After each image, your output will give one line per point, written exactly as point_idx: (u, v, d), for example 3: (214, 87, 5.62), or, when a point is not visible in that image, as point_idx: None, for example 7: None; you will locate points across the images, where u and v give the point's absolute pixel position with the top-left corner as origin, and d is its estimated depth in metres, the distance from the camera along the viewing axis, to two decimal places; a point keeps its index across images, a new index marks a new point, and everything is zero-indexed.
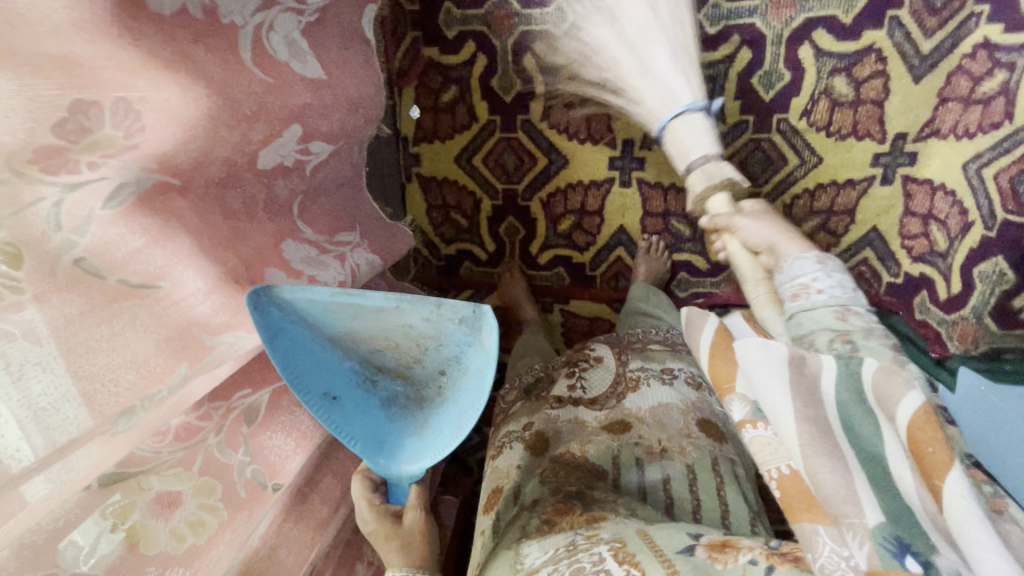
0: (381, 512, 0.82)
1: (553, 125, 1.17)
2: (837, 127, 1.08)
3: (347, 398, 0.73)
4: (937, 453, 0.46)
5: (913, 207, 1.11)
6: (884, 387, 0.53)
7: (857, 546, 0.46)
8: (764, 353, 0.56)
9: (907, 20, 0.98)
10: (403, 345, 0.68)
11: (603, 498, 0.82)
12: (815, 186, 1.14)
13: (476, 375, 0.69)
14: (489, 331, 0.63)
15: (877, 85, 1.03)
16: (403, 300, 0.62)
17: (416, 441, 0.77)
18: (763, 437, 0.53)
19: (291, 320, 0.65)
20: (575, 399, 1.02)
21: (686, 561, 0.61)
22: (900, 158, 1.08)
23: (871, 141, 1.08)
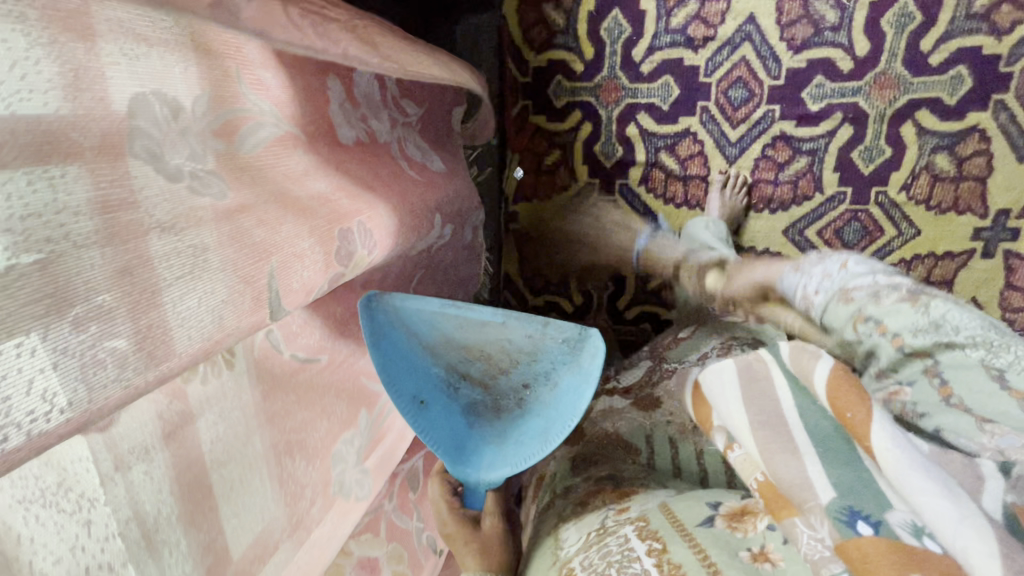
0: (460, 516, 0.73)
1: (650, 189, 1.21)
2: (938, 201, 1.10)
3: (433, 404, 0.68)
4: (857, 416, 0.48)
5: (1014, 281, 1.12)
6: (796, 362, 0.54)
7: (821, 525, 0.45)
8: (716, 377, 0.58)
9: (1012, 105, 1.01)
10: (497, 356, 0.65)
11: (634, 477, 0.83)
12: (913, 257, 1.15)
13: (570, 393, 0.64)
14: (593, 354, 0.61)
15: (981, 163, 1.06)
16: (511, 314, 0.60)
17: (491, 453, 0.70)
18: (740, 456, 0.54)
19: (388, 320, 0.63)
20: (610, 392, 1.06)
21: (704, 531, 0.59)
22: (1002, 233, 1.10)
23: (973, 215, 1.10)
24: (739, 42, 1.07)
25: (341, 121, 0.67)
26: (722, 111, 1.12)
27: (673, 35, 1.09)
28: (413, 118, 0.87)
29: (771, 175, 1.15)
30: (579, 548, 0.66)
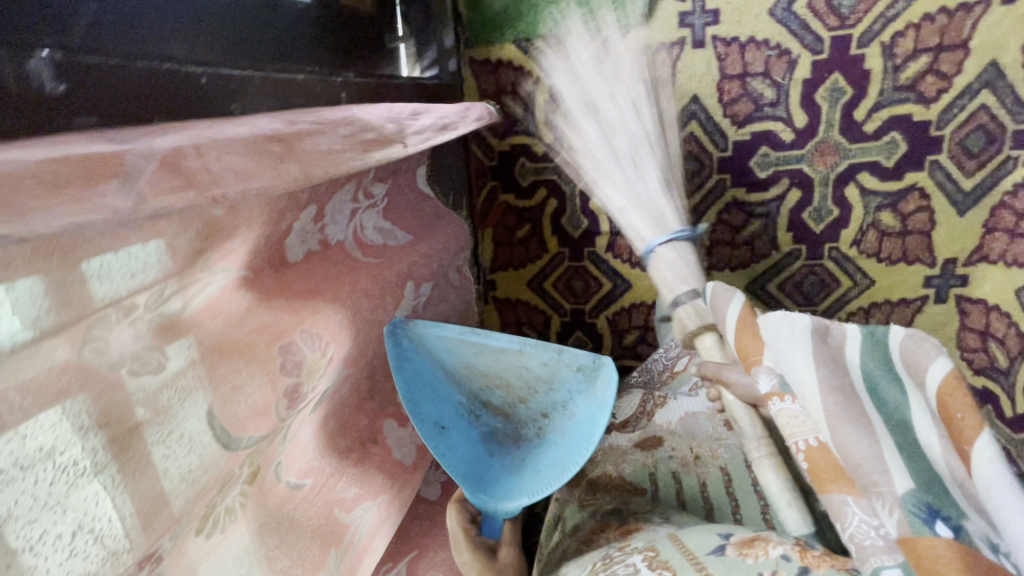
0: (478, 544, 0.82)
1: (616, 254, 1.29)
2: (887, 254, 1.16)
3: (454, 430, 0.83)
4: (965, 416, 0.44)
5: (969, 323, 1.16)
6: (907, 356, 0.48)
7: (887, 513, 0.47)
8: (784, 326, 0.55)
9: (946, 164, 1.07)
10: (515, 384, 0.80)
11: (638, 511, 0.89)
12: (870, 305, 1.21)
13: (584, 421, 0.77)
14: (606, 381, 0.74)
15: (923, 217, 1.12)
16: (526, 343, 0.75)
17: (509, 479, 0.81)
18: (790, 410, 0.54)
19: (418, 352, 0.82)
20: (610, 427, 1.05)
21: (716, 560, 0.63)
22: (952, 280, 1.15)
23: (922, 265, 1.15)
24: (687, 121, 1.15)
25: (292, 241, 0.75)
26: None
27: None
28: (379, 197, 0.95)
29: (728, 237, 1.22)
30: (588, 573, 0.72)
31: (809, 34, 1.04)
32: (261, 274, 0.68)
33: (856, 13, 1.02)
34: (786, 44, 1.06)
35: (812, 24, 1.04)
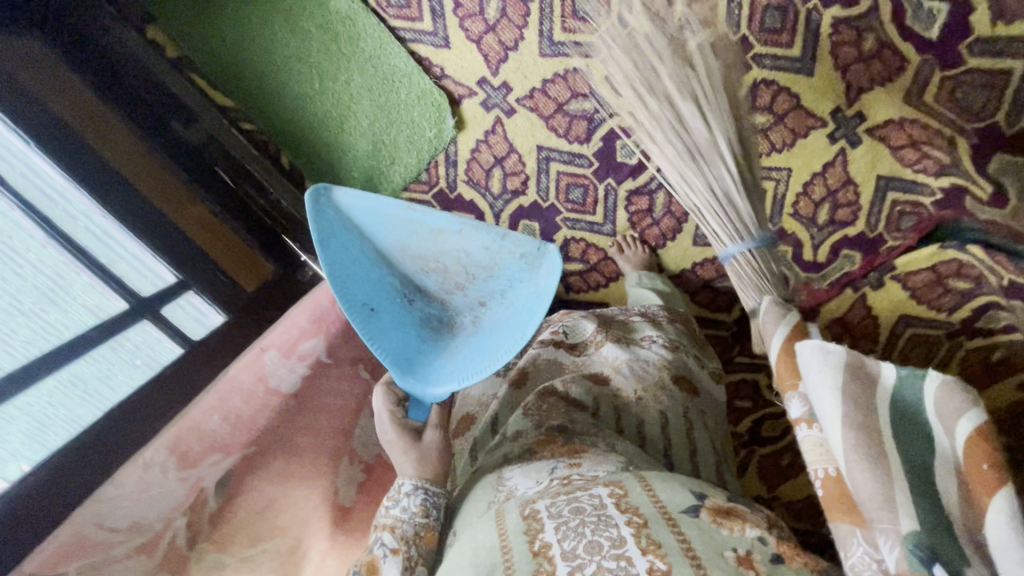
0: (403, 426, 0.82)
1: (578, 289, 1.40)
2: (780, 142, 1.21)
3: (382, 310, 0.84)
4: (993, 470, 0.43)
5: (895, 143, 1.13)
6: (940, 404, 0.47)
7: (888, 549, 0.46)
8: (819, 356, 0.51)
9: (765, 51, 1.13)
10: (452, 268, 0.84)
11: (583, 431, 0.83)
12: (803, 186, 1.23)
13: (521, 309, 0.81)
14: (547, 272, 0.79)
15: (784, 97, 1.16)
16: (467, 223, 0.80)
17: (441, 364, 0.83)
18: (815, 437, 0.54)
19: (345, 224, 0.83)
20: (557, 343, 1.03)
21: (689, 522, 0.58)
22: (852, 122, 1.15)
23: (817, 129, 1.18)
24: (546, 164, 1.26)
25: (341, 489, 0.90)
26: (576, 212, 1.31)
27: (501, 198, 1.31)
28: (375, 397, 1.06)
29: (648, 220, 1.29)
30: (542, 493, 0.67)
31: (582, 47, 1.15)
32: (334, 535, 0.86)
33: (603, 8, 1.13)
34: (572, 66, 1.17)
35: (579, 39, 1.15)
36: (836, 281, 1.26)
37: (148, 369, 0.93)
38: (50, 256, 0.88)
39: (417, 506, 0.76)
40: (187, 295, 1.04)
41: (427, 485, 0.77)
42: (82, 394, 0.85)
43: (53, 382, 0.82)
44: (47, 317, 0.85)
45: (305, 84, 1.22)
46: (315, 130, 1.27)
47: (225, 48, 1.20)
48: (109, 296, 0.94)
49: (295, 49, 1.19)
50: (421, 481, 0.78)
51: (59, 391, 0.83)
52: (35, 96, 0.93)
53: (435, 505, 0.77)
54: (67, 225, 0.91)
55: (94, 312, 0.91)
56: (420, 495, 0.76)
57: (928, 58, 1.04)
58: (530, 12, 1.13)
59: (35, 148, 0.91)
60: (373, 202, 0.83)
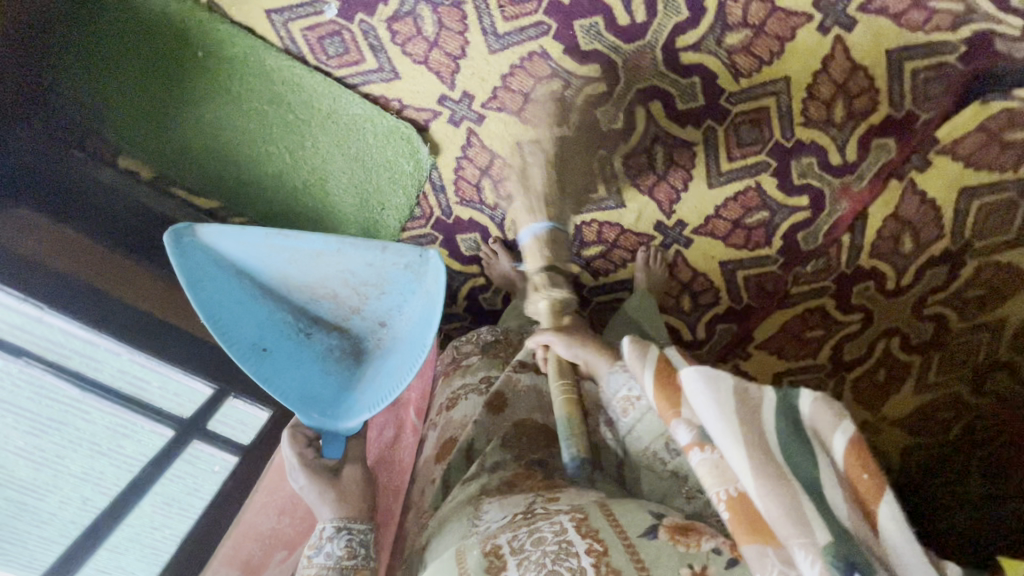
0: (317, 467, 0.84)
1: (604, 273, 1.31)
2: (768, 52, 1.11)
3: (277, 350, 0.88)
4: (874, 478, 0.46)
5: (896, 11, 1.06)
6: (818, 418, 0.49)
7: (808, 564, 0.45)
8: (709, 385, 0.50)
9: None
10: (342, 293, 0.87)
11: (560, 466, 0.82)
12: (808, 89, 1.13)
13: (421, 320, 0.88)
14: (435, 277, 0.84)
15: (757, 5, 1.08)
16: (345, 244, 0.82)
17: (350, 397, 0.90)
18: (715, 460, 0.52)
19: (218, 264, 0.84)
20: (537, 368, 0.97)
21: (650, 546, 0.55)
22: (839, 6, 1.06)
23: (803, 26, 1.08)
24: None
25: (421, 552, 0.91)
26: None
27: (498, 207, 1.25)
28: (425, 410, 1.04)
29: (654, 178, 1.21)
30: (506, 527, 0.62)
31: (530, 30, 1.10)
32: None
33: None
34: (526, 52, 1.11)
35: (524, 23, 1.09)
36: (877, 175, 1.16)
37: (220, 472, 0.98)
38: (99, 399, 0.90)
39: (342, 549, 0.76)
40: (233, 395, 1.05)
41: (350, 526, 0.78)
42: (176, 511, 0.91)
43: (150, 507, 0.88)
44: (125, 451, 0.89)
45: (276, 161, 1.22)
46: (299, 202, 1.25)
47: (193, 154, 1.21)
48: (156, 429, 0.94)
49: (255, 132, 1.19)
50: (341, 521, 0.78)
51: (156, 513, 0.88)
52: (39, 262, 0.96)
53: (360, 543, 0.77)
54: (99, 375, 0.92)
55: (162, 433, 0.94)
56: (343, 537, 0.77)
57: None
58: (467, 15, 1.09)
59: (49, 308, 0.93)
60: (242, 237, 0.83)
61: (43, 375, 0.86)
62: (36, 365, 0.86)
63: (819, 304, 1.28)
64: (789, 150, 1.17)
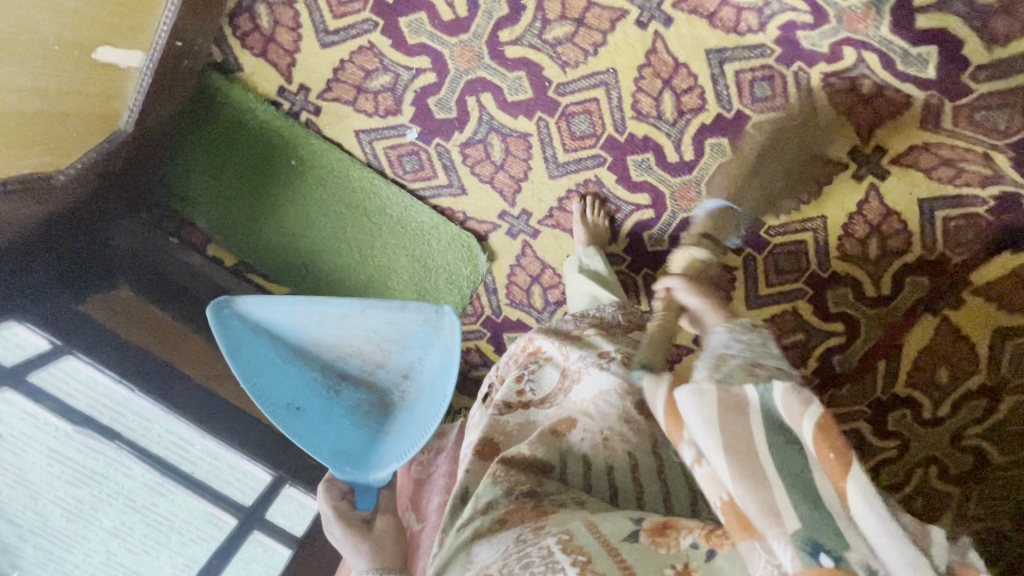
0: (348, 517, 0.85)
1: None
2: (807, 193, 1.18)
3: (309, 408, 0.92)
4: (841, 454, 0.44)
5: (929, 166, 1.11)
6: (791, 408, 0.47)
7: (782, 554, 0.44)
8: (692, 401, 0.49)
9: (765, 117, 1.14)
10: (367, 349, 0.91)
11: (555, 491, 0.70)
12: (844, 228, 1.19)
13: (441, 370, 0.91)
14: (451, 331, 0.88)
15: (798, 154, 1.16)
16: (368, 305, 0.87)
17: (380, 450, 0.91)
18: (705, 474, 0.49)
19: (252, 331, 0.90)
20: (525, 403, 0.86)
21: (632, 549, 0.55)
22: (875, 158, 1.13)
23: (841, 173, 1.15)
24: None
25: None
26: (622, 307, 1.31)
27: (545, 311, 1.32)
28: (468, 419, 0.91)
29: None
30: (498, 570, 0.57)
31: (589, 160, 1.21)
32: None
33: (597, 124, 1.19)
34: (581, 179, 1.23)
35: (582, 155, 1.21)
36: (911, 309, 1.21)
37: (274, 556, 1.01)
38: (151, 462, 0.99)
39: None
40: (288, 487, 1.10)
41: None
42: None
43: (171, 569, 0.91)
44: (160, 511, 0.95)
45: (346, 257, 1.33)
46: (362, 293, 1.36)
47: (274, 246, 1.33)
48: (221, 515, 1.00)
49: (330, 234, 1.32)
50: (376, 572, 0.79)
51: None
52: (134, 347, 1.11)
53: None
54: (176, 458, 1.02)
55: (227, 520, 1.00)
56: None
57: (934, 94, 1.04)
58: (532, 145, 1.21)
59: (140, 392, 1.05)
60: (276, 304, 0.89)
61: (105, 435, 0.96)
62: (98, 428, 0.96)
63: (852, 426, 1.30)
64: (824, 280, 1.24)
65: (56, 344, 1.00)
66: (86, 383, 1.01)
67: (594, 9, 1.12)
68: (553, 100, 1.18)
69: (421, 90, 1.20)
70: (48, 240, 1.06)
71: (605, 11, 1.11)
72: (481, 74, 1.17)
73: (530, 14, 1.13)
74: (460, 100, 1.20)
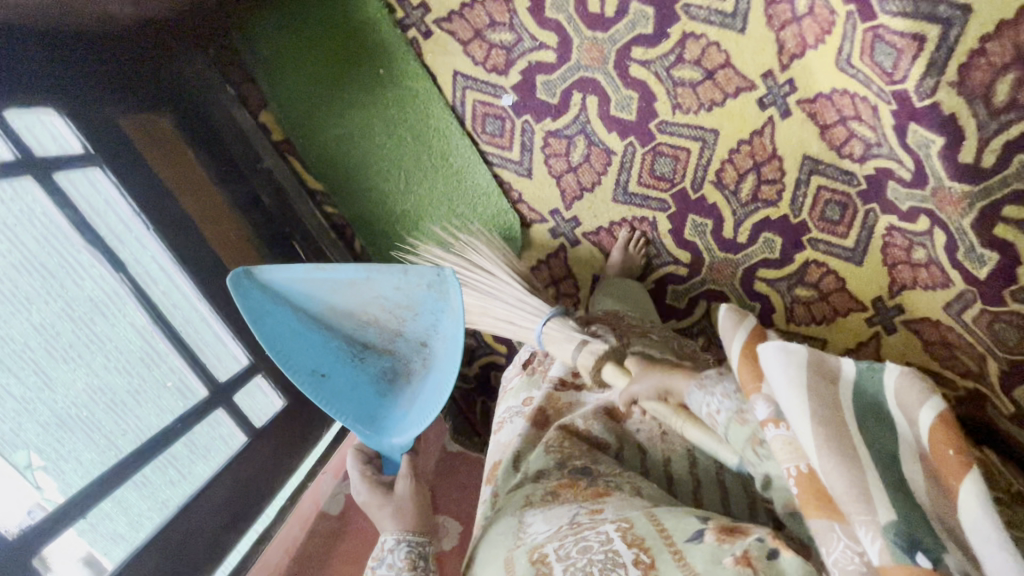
0: (372, 483, 0.92)
1: None
2: (822, 315, 1.26)
3: (332, 375, 0.99)
4: (960, 454, 0.51)
5: (929, 339, 1.15)
6: (900, 394, 0.55)
7: (871, 542, 0.51)
8: (781, 357, 0.58)
9: (820, 237, 1.19)
10: (383, 316, 0.97)
11: (606, 473, 0.94)
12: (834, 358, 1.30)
13: (452, 337, 0.95)
14: (456, 291, 0.92)
15: (832, 279, 1.22)
16: (371, 270, 0.94)
17: (403, 413, 0.98)
18: (784, 435, 0.59)
19: (272, 303, 0.96)
20: (576, 384, 1.17)
21: (695, 548, 0.67)
22: (890, 312, 1.18)
23: (857, 311, 1.22)
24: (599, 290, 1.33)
25: None
26: None
27: (551, 312, 1.38)
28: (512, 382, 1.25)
29: None
30: (552, 536, 0.79)
31: (653, 201, 1.25)
32: None
33: (678, 172, 1.21)
34: (640, 215, 1.26)
35: (652, 193, 1.24)
36: None
37: (222, 426, 1.00)
38: (111, 277, 0.93)
39: (402, 561, 0.83)
40: (258, 376, 1.11)
41: (409, 538, 0.85)
42: (107, 403, 0.87)
43: (83, 387, 0.85)
44: (96, 329, 0.89)
45: (394, 184, 1.32)
46: (389, 222, 1.36)
47: (326, 142, 1.30)
48: (194, 385, 0.99)
49: (390, 157, 1.30)
50: (400, 533, 0.86)
51: (87, 396, 0.85)
52: (158, 183, 1.05)
53: (421, 555, 0.85)
54: (166, 306, 0.99)
55: (197, 391, 0.99)
56: (403, 549, 0.84)
57: (973, 289, 1.03)
58: (612, 164, 1.22)
59: (153, 232, 1.01)
60: (291, 273, 0.95)
61: (76, 234, 0.89)
62: (77, 225, 0.89)
63: None
64: None
65: (87, 151, 0.95)
66: (100, 197, 0.95)
67: (727, 70, 1.12)
68: (650, 133, 1.19)
69: (534, 63, 1.18)
70: (103, 54, 0.99)
71: (737, 76, 1.12)
72: (597, 76, 1.17)
73: (667, 46, 1.12)
74: (565, 92, 1.19)
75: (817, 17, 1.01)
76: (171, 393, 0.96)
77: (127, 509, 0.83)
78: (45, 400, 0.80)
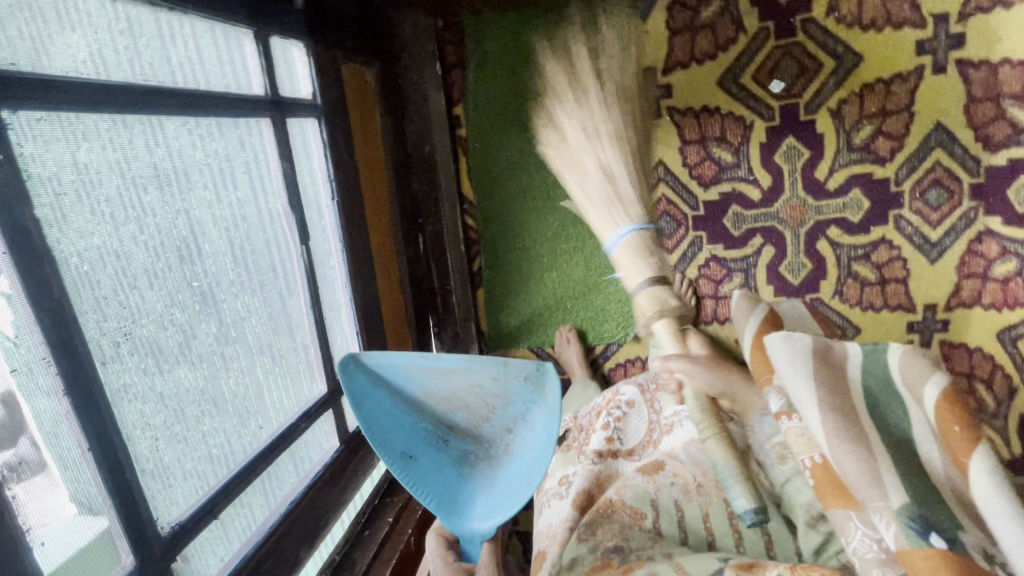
0: (455, 566, 0.84)
1: None
2: None
3: (422, 458, 0.85)
4: (965, 432, 0.49)
5: None
6: (905, 373, 0.53)
7: (885, 527, 0.49)
8: (787, 347, 0.55)
9: None
10: (474, 404, 0.84)
11: (641, 548, 0.79)
12: None
13: (543, 429, 0.81)
14: (551, 387, 0.80)
15: None
16: (472, 360, 0.81)
17: (485, 499, 0.84)
18: (796, 427, 0.57)
19: (373, 386, 0.84)
20: (614, 450, 0.99)
21: None
22: None
23: None
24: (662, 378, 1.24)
25: None
26: None
27: None
28: None
29: None
30: None
31: None
32: None
33: None
34: None
35: None
36: None
37: (324, 427, 0.98)
38: (192, 158, 0.74)
39: None
40: None
41: None
42: (218, 408, 0.77)
43: (191, 377, 0.73)
44: (142, 197, 0.67)
45: (541, 227, 1.27)
46: (516, 257, 1.31)
47: (501, 159, 1.24)
48: (315, 375, 0.98)
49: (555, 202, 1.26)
50: None
51: (203, 399, 0.74)
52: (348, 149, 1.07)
53: None
54: (322, 286, 1.00)
55: (317, 380, 0.98)
56: None
57: None
58: None
59: (334, 203, 1.03)
60: (392, 357, 0.84)
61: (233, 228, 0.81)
62: (287, 187, 0.92)
63: None
64: None
65: (315, 102, 0.98)
66: (305, 154, 0.96)
67: (900, 287, 1.15)
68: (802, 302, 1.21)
69: (737, 192, 1.17)
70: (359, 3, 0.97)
71: (908, 297, 1.15)
72: (784, 231, 1.17)
73: (862, 239, 1.14)
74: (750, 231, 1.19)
75: (1007, 289, 1.09)
76: (195, 298, 0.74)
77: (210, 546, 0.72)
78: (53, 236, 0.56)
